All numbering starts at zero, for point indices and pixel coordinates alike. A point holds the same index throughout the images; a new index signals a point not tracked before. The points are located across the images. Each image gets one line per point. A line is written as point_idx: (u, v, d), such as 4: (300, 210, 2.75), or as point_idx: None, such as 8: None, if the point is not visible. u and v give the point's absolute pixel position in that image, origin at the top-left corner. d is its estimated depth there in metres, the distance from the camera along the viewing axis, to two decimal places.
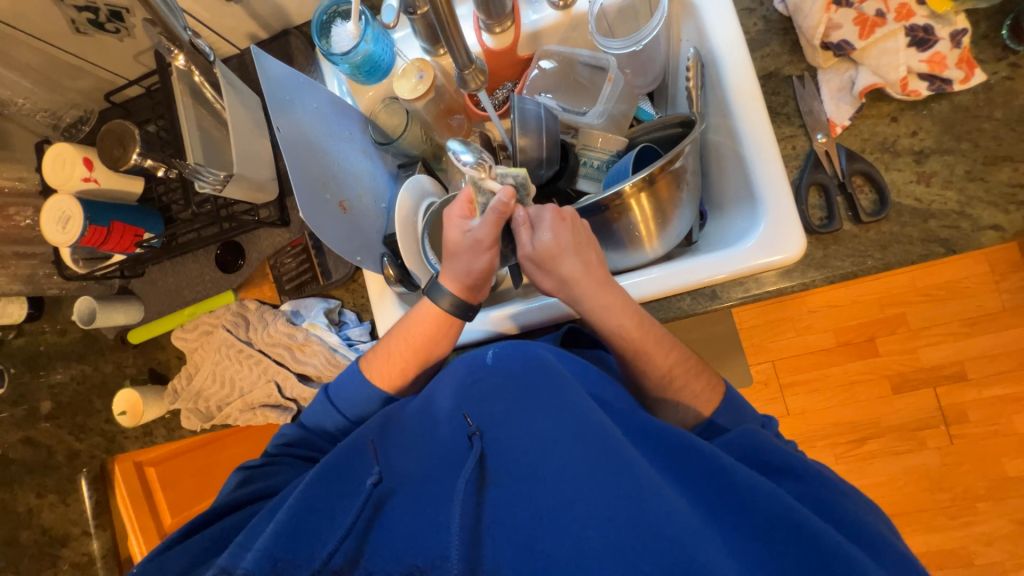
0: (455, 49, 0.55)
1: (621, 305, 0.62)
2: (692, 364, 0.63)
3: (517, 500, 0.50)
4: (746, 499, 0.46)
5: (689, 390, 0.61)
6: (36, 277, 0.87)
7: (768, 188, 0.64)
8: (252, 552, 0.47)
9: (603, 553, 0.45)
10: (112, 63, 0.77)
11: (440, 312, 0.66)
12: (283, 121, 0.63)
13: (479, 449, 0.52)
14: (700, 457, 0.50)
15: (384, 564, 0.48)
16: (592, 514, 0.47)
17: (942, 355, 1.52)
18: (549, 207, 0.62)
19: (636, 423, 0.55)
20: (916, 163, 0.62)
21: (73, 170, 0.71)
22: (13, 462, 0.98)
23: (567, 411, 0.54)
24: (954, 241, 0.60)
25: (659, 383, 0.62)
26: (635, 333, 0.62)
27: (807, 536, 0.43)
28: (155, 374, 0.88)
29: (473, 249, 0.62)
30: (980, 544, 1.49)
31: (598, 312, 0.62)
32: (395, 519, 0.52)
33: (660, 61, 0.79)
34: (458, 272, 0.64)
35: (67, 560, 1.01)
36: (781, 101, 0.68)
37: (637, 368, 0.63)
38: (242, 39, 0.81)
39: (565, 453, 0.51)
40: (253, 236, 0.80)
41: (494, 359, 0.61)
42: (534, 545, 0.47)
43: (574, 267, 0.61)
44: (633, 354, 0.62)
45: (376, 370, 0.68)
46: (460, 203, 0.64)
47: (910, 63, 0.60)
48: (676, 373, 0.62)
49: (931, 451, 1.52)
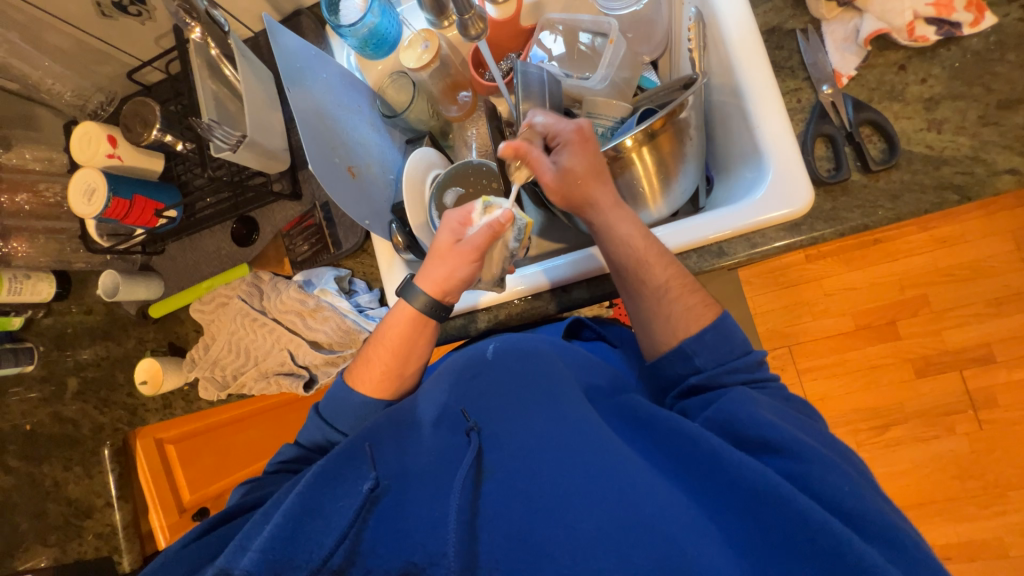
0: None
1: (624, 216, 0.64)
2: (688, 281, 0.62)
3: (512, 493, 0.51)
4: (737, 479, 0.48)
5: (684, 306, 0.60)
6: (65, 253, 0.91)
7: (772, 143, 0.65)
8: (251, 552, 0.48)
9: (598, 545, 0.46)
10: (134, 47, 0.81)
11: (416, 312, 0.65)
12: (295, 89, 0.65)
13: (476, 445, 0.54)
14: (690, 441, 0.51)
15: (381, 560, 0.50)
16: (589, 507, 0.48)
17: (968, 337, 1.47)
18: (571, 126, 0.65)
19: (631, 413, 0.58)
20: (927, 110, 0.61)
21: (98, 147, 0.75)
22: (39, 439, 1.01)
23: (563, 405, 0.57)
24: (968, 187, 0.59)
25: (655, 296, 0.61)
26: (640, 244, 0.63)
27: (795, 513, 0.44)
28: (175, 347, 0.91)
29: (461, 253, 0.63)
30: (1016, 535, 1.42)
31: (606, 224, 0.64)
32: (394, 516, 0.52)
33: (663, 26, 0.79)
34: (439, 275, 0.63)
35: (90, 531, 1.01)
36: (785, 55, 0.67)
37: (638, 282, 0.62)
38: (256, 21, 0.84)
39: (561, 446, 0.53)
40: (268, 211, 0.83)
41: (493, 353, 0.65)
42: (530, 540, 0.48)
43: (596, 185, 0.64)
44: (635, 267, 0.62)
45: (360, 378, 0.67)
46: (462, 212, 0.64)
47: (917, 7, 0.59)
48: (673, 286, 0.61)
49: (958, 437, 1.47)
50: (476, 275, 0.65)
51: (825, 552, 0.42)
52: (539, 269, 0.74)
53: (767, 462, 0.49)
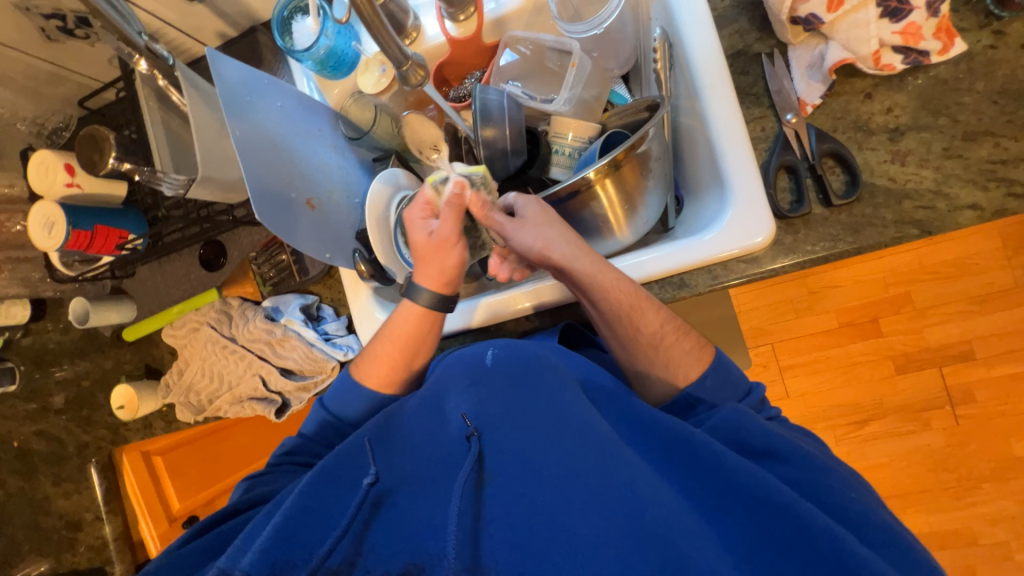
0: (384, 42, 0.51)
1: (606, 266, 0.63)
2: (680, 324, 0.64)
3: (513, 496, 0.52)
4: (739, 484, 0.49)
5: (682, 348, 0.63)
6: (33, 279, 0.91)
7: (735, 173, 0.63)
8: (247, 555, 0.49)
9: (599, 549, 0.46)
10: (89, 68, 0.79)
11: (424, 309, 0.67)
12: (242, 123, 0.63)
13: (475, 450, 0.55)
14: (689, 446, 0.53)
15: (381, 560, 0.52)
16: (587, 509, 0.49)
17: (949, 334, 1.48)
18: (533, 202, 0.65)
19: (631, 417, 0.59)
20: (891, 141, 0.60)
21: (56, 176, 0.74)
22: (29, 454, 1.04)
23: (564, 408, 0.57)
24: (929, 222, 0.58)
25: (651, 342, 0.63)
26: (627, 293, 0.62)
27: (798, 518, 0.46)
28: (151, 369, 0.92)
29: (441, 246, 0.65)
30: (986, 524, 1.47)
31: (591, 275, 0.62)
32: (399, 517, 0.55)
33: (630, 42, 0.75)
34: (433, 270, 0.66)
35: (83, 543, 1.05)
36: (750, 81, 0.65)
37: (630, 330, 0.63)
38: (213, 38, 0.81)
39: (560, 449, 0.54)
40: (234, 234, 0.81)
41: (493, 360, 0.64)
42: (530, 543, 0.49)
43: (558, 233, 0.63)
44: (629, 314, 0.62)
45: (366, 373, 0.69)
46: (420, 205, 0.68)
47: (883, 35, 0.56)
48: (668, 332, 0.63)
49: (936, 432, 1.49)
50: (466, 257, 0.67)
51: (828, 557, 0.43)
52: (521, 292, 0.72)
53: (770, 471, 0.52)
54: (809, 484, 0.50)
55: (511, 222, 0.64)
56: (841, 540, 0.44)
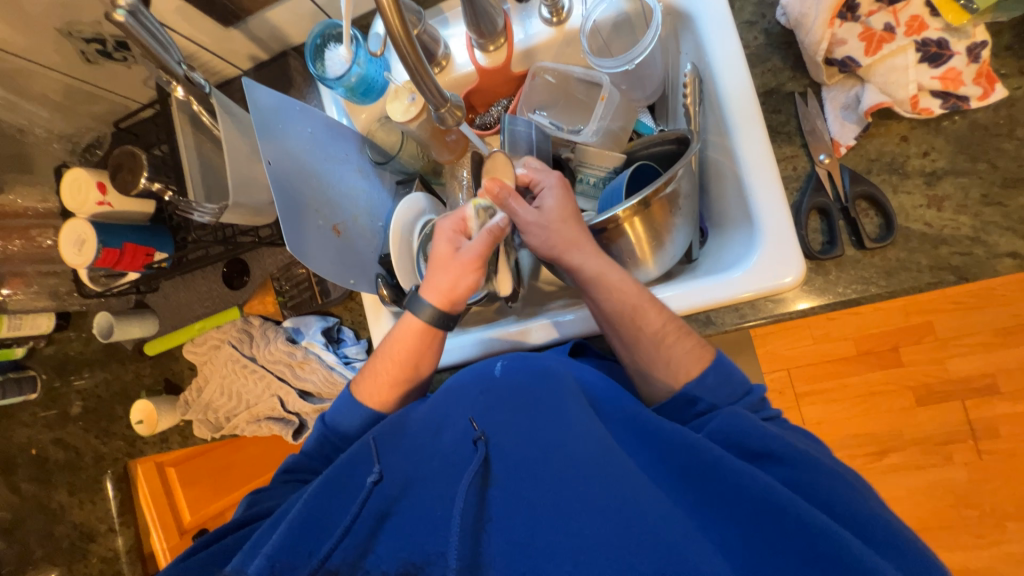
0: (426, 87, 0.54)
1: (611, 268, 0.62)
2: (681, 324, 0.61)
3: (515, 499, 0.51)
4: (742, 488, 0.47)
5: (683, 348, 0.59)
6: (60, 292, 0.92)
7: (765, 212, 0.62)
8: (257, 559, 0.50)
9: (598, 548, 0.45)
10: (124, 89, 0.80)
11: (424, 324, 0.65)
12: (273, 150, 0.63)
13: (483, 453, 0.53)
14: (693, 454, 0.51)
15: (381, 561, 0.52)
16: (587, 510, 0.48)
17: (973, 366, 1.44)
18: (554, 174, 0.68)
19: (637, 425, 0.55)
20: (927, 185, 0.59)
21: (88, 194, 0.75)
22: (46, 462, 1.05)
23: (564, 413, 0.55)
24: (966, 268, 0.56)
25: (653, 341, 0.60)
26: (632, 292, 0.61)
27: (798, 519, 0.44)
28: (170, 384, 0.93)
29: (460, 263, 0.63)
30: (1008, 564, 1.42)
31: (596, 275, 0.62)
32: (401, 520, 0.54)
33: (659, 75, 0.75)
34: (444, 284, 0.64)
35: (95, 553, 1.07)
36: (782, 120, 0.64)
37: (632, 330, 0.61)
38: (245, 61, 0.82)
39: (560, 453, 0.52)
40: (257, 253, 0.83)
41: (501, 372, 0.61)
42: (530, 545, 0.48)
43: (572, 230, 0.64)
44: (631, 314, 0.61)
45: (366, 392, 0.68)
46: (455, 220, 0.67)
47: (921, 80, 0.56)
48: (669, 332, 0.60)
49: (957, 466, 1.45)
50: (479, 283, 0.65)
51: (830, 559, 0.41)
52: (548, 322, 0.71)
53: (769, 473, 0.50)
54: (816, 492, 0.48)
55: (530, 210, 0.65)
56: (848, 550, 0.41)
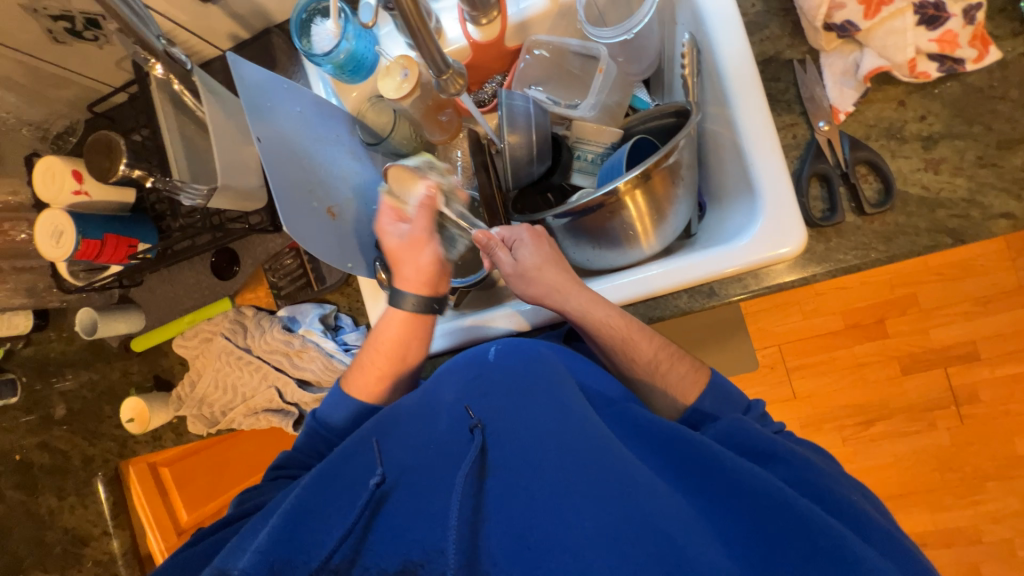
0: (430, 56, 0.52)
1: (597, 302, 0.63)
2: (674, 349, 0.63)
3: (515, 490, 0.48)
4: (740, 484, 0.47)
5: (678, 373, 0.62)
6: (38, 290, 0.88)
7: (766, 182, 0.61)
8: (248, 554, 0.49)
9: (599, 542, 0.43)
10: (95, 72, 0.76)
11: (409, 314, 0.66)
12: (263, 130, 0.61)
13: (480, 440, 0.51)
14: (687, 446, 0.51)
15: (379, 559, 0.48)
16: (589, 503, 0.46)
17: (955, 335, 1.49)
18: (522, 227, 0.68)
19: (631, 418, 0.55)
20: (924, 149, 0.59)
21: (63, 182, 0.71)
22: (30, 467, 1.01)
23: (564, 403, 0.53)
24: (963, 230, 0.57)
25: (648, 371, 0.62)
26: (621, 324, 0.62)
27: (799, 516, 0.44)
28: (160, 380, 0.90)
29: (412, 245, 0.67)
30: (989, 523, 1.49)
31: (582, 314, 0.63)
32: (397, 513, 0.50)
33: (655, 47, 0.75)
34: (410, 273, 0.67)
35: (89, 558, 1.05)
36: (781, 87, 0.64)
37: (626, 361, 0.63)
38: (224, 40, 0.79)
39: (561, 445, 0.50)
40: (247, 243, 0.80)
41: (495, 356, 0.60)
42: (531, 536, 0.45)
43: (553, 273, 0.65)
44: (622, 346, 0.62)
45: (355, 383, 0.67)
46: (388, 211, 0.69)
47: (919, 43, 0.56)
48: (662, 359, 0.62)
49: (940, 432, 1.51)
50: (440, 253, 0.68)
51: (828, 555, 0.42)
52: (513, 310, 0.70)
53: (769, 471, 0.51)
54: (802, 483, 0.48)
55: (510, 262, 0.65)
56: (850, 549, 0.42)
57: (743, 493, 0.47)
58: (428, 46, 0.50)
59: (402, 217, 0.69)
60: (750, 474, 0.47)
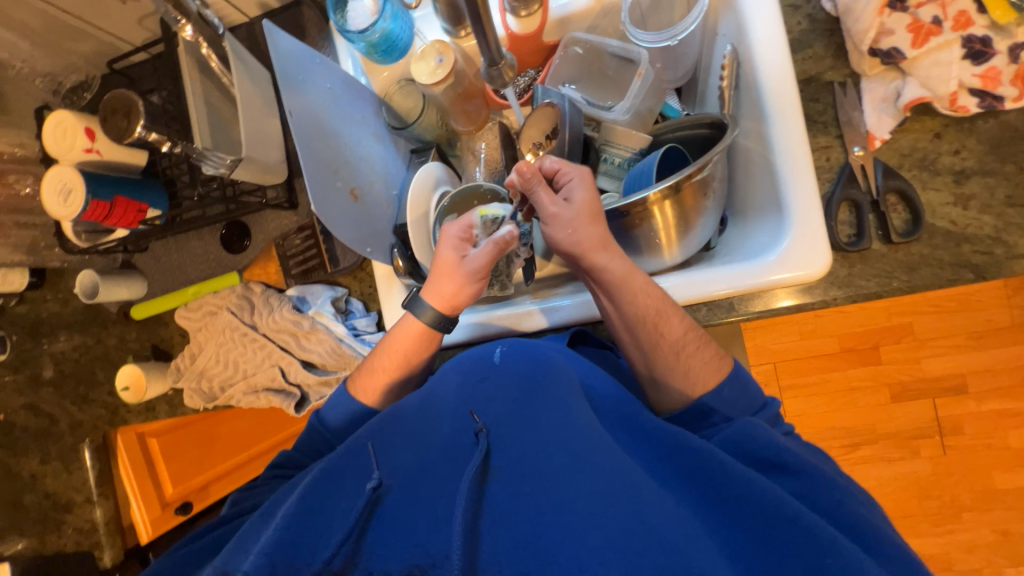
0: (485, 44, 0.50)
1: (637, 270, 0.59)
2: (703, 334, 0.60)
3: (516, 497, 0.47)
4: (746, 495, 0.45)
5: (701, 359, 0.58)
6: (39, 247, 0.85)
7: (796, 203, 0.61)
8: (251, 555, 0.45)
9: (602, 555, 0.41)
10: (116, 26, 0.73)
11: (425, 327, 0.63)
12: (293, 104, 0.59)
13: (485, 446, 0.49)
14: (694, 453, 0.49)
15: (381, 562, 0.47)
16: (593, 513, 0.44)
17: (947, 366, 1.51)
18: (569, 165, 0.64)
19: (636, 424, 0.53)
20: (955, 183, 0.59)
21: (75, 140, 0.68)
22: (17, 428, 0.98)
23: (569, 410, 0.51)
24: (985, 267, 0.58)
25: (672, 351, 0.58)
26: (658, 297, 0.59)
27: (805, 529, 0.42)
28: (158, 350, 0.87)
29: (468, 272, 0.61)
30: (961, 552, 1.52)
31: (621, 277, 0.59)
32: (397, 515, 0.48)
33: (693, 57, 0.75)
34: (446, 289, 0.62)
35: (71, 525, 1.00)
36: (820, 108, 0.64)
37: (653, 337, 0.58)
38: (253, 8, 0.76)
39: (565, 452, 0.48)
40: (260, 217, 0.77)
41: (501, 358, 0.59)
42: (533, 544, 0.44)
43: (597, 226, 0.60)
44: (655, 319, 0.58)
45: (362, 386, 0.65)
46: (461, 226, 0.64)
47: (963, 76, 0.57)
48: (690, 341, 0.58)
49: (924, 460, 1.54)
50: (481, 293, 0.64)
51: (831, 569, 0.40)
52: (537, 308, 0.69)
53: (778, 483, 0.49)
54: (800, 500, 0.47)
55: (554, 205, 0.61)
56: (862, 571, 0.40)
57: (752, 504, 0.45)
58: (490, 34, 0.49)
59: (472, 240, 0.64)
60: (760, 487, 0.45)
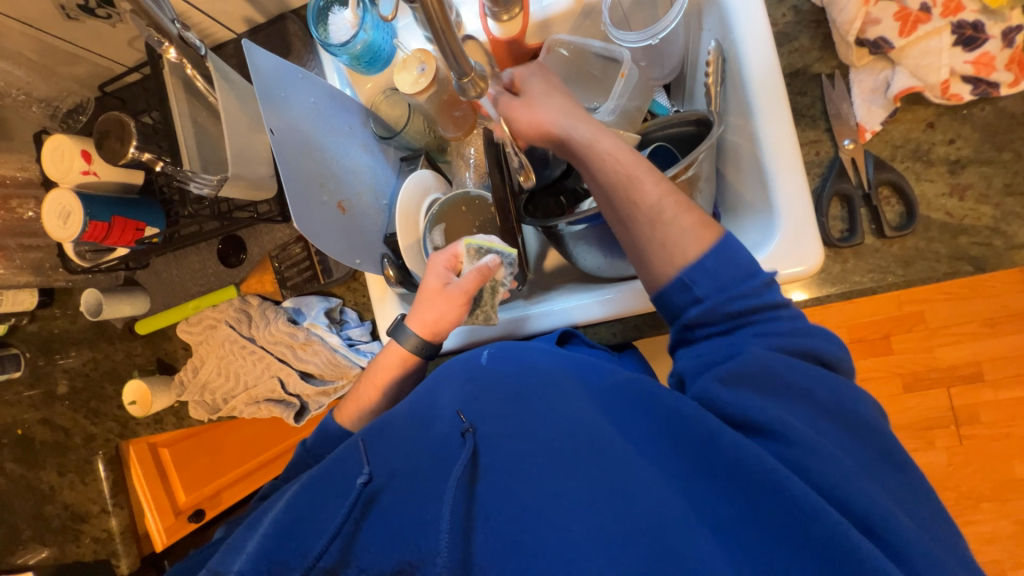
0: (453, 57, 0.49)
1: (604, 135, 0.56)
2: (686, 201, 0.53)
3: (505, 494, 0.46)
4: (738, 464, 0.41)
5: (682, 227, 0.51)
6: (45, 268, 0.88)
7: (786, 198, 0.60)
8: (242, 557, 0.48)
9: (588, 546, 0.41)
10: (106, 49, 0.74)
11: (407, 354, 0.64)
12: (275, 120, 0.60)
13: (470, 447, 0.49)
14: (683, 423, 0.44)
15: (374, 559, 0.47)
16: (580, 507, 0.43)
17: (961, 355, 1.48)
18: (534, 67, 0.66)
19: (626, 396, 0.50)
20: (950, 173, 0.58)
21: (72, 163, 0.70)
22: (35, 442, 1.02)
23: (555, 403, 0.50)
24: (984, 259, 0.56)
25: (648, 219, 0.52)
26: (628, 159, 0.54)
27: (805, 506, 0.38)
28: (163, 364, 0.90)
29: (448, 298, 0.62)
30: (980, 543, 1.49)
31: (588, 142, 0.56)
32: (389, 514, 0.48)
33: (679, 53, 0.74)
34: (428, 315, 0.63)
35: (88, 535, 1.03)
36: (807, 102, 0.63)
37: (627, 207, 0.53)
38: (239, 24, 0.77)
39: (553, 447, 0.47)
40: (254, 231, 0.79)
41: (489, 359, 0.58)
42: (521, 541, 0.43)
43: (556, 101, 0.59)
44: (626, 184, 0.53)
45: (349, 414, 0.66)
46: (448, 255, 0.65)
47: (954, 64, 0.55)
48: (668, 206, 0.52)
49: (939, 451, 1.51)
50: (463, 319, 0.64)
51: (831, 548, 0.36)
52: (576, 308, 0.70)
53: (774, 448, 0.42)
54: (811, 468, 0.40)
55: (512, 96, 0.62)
56: None
57: (750, 477, 0.40)
58: (451, 43, 0.47)
59: (457, 269, 0.65)
60: (757, 458, 0.40)
